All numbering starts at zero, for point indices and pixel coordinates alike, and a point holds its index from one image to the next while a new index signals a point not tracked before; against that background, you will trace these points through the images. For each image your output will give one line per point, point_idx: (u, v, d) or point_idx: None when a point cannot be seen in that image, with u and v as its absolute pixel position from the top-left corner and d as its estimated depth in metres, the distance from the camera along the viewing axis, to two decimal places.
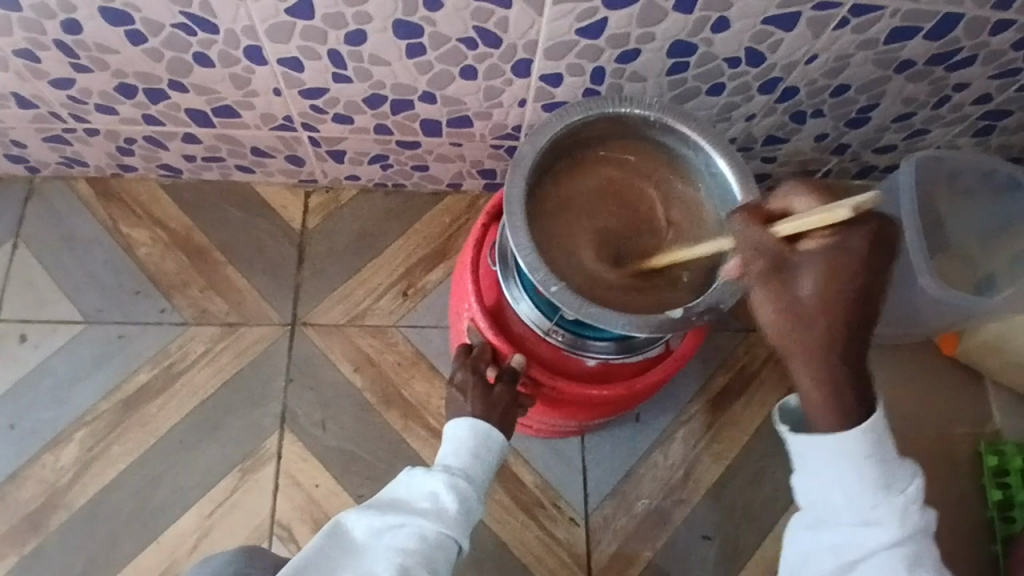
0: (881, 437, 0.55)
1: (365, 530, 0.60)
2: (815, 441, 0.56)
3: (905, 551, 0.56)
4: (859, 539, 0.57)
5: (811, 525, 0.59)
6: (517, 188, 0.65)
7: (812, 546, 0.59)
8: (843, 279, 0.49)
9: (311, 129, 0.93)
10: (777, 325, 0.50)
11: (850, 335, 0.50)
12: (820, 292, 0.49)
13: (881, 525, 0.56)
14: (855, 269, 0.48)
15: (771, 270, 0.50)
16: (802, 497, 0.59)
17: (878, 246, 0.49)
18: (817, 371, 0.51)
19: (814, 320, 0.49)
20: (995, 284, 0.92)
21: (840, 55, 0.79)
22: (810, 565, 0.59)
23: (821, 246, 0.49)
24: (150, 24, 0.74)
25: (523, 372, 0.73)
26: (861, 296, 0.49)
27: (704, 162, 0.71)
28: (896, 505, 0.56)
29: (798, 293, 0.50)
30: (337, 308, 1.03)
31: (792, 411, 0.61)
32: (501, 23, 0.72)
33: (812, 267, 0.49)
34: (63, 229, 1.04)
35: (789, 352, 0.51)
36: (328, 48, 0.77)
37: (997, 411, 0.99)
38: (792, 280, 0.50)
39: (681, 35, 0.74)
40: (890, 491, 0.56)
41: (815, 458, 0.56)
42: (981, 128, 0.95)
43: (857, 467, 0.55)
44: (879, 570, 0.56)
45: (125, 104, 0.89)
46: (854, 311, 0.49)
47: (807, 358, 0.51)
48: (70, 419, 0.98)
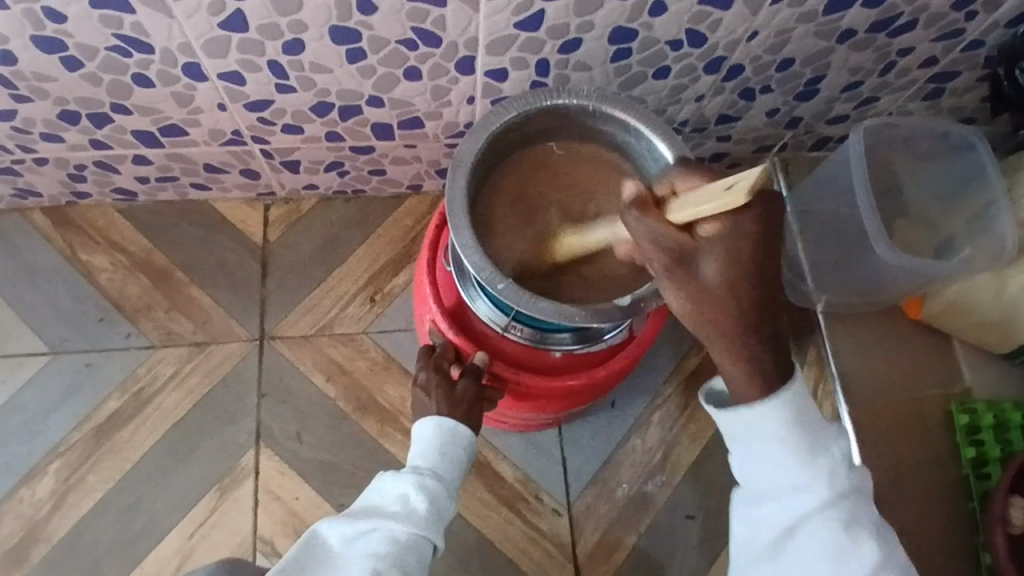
0: (802, 403, 0.56)
1: (339, 537, 0.60)
2: (739, 415, 0.57)
3: (838, 512, 0.57)
4: (792, 504, 0.58)
5: (750, 495, 0.60)
6: (458, 189, 0.65)
7: (752, 516, 0.60)
8: (742, 264, 0.50)
9: (262, 142, 0.92)
10: (687, 313, 0.52)
11: (757, 312, 0.51)
12: (721, 277, 0.50)
13: (812, 486, 0.57)
14: (749, 252, 0.50)
15: (672, 262, 0.52)
16: (737, 467, 0.61)
17: (770, 228, 0.50)
18: (736, 354, 0.53)
19: (721, 304, 0.51)
20: (954, 245, 0.93)
21: (781, 30, 0.79)
22: (753, 536, 0.60)
23: (717, 232, 0.50)
24: (84, 49, 0.73)
25: (486, 369, 0.73)
26: (755, 278, 0.50)
27: (644, 147, 0.70)
28: (824, 466, 0.57)
29: (703, 280, 0.51)
30: (305, 319, 1.03)
31: (717, 392, 0.62)
32: (438, 22, 0.72)
33: (710, 255, 0.51)
34: (20, 261, 1.02)
35: (704, 336, 0.53)
36: (267, 59, 0.76)
37: (967, 370, 1.00)
38: (694, 269, 0.51)
39: (620, 21, 0.74)
40: (817, 454, 0.57)
41: (740, 429, 0.58)
42: (931, 91, 0.96)
43: (781, 434, 0.56)
44: (817, 532, 0.57)
45: (70, 131, 0.87)
46: (751, 292, 0.51)
47: (721, 343, 0.52)
48: (43, 452, 0.97)
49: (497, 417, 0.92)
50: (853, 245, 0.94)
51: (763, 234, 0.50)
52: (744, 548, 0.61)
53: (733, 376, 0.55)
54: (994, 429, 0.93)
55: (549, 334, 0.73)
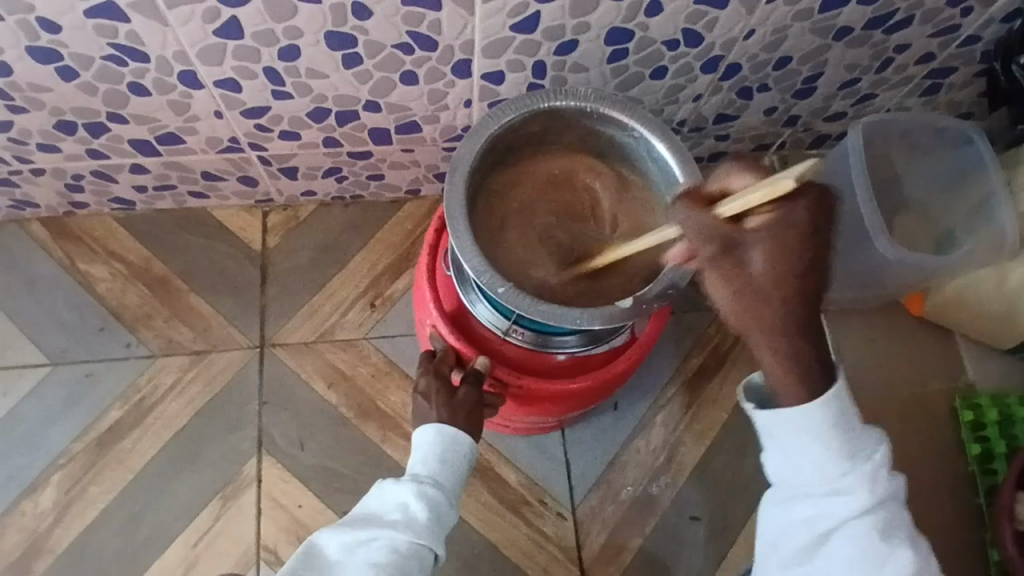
0: (846, 407, 0.56)
1: (338, 547, 0.60)
2: (782, 415, 0.57)
3: (876, 520, 0.57)
4: (829, 508, 0.58)
5: (785, 500, 0.60)
6: (457, 192, 0.65)
7: (785, 520, 0.60)
8: (792, 255, 0.48)
9: (259, 148, 0.92)
10: (731, 310, 0.50)
11: (807, 311, 0.50)
12: (768, 268, 0.49)
13: (851, 492, 0.57)
14: (801, 245, 0.48)
15: (718, 253, 0.50)
16: (773, 469, 0.60)
17: (822, 219, 0.48)
18: (779, 352, 0.51)
19: (769, 297, 0.49)
20: (955, 239, 0.93)
21: (778, 28, 0.79)
22: (784, 540, 0.60)
23: (765, 223, 0.49)
24: (79, 59, 0.73)
25: (487, 373, 0.73)
26: (805, 274, 0.48)
27: (644, 148, 0.70)
28: (865, 472, 0.57)
29: (749, 270, 0.49)
30: (305, 326, 1.03)
31: (757, 391, 0.62)
32: (434, 26, 0.72)
33: (758, 244, 0.49)
34: (19, 272, 1.02)
35: (749, 333, 0.51)
36: (263, 66, 0.76)
37: (970, 365, 1.00)
38: (742, 259, 0.49)
39: (616, 22, 0.74)
40: (857, 459, 0.57)
41: (782, 431, 0.58)
42: (928, 87, 0.95)
43: (824, 438, 0.56)
44: (853, 538, 0.57)
45: (67, 141, 0.87)
46: (804, 290, 0.49)
47: (766, 341, 0.51)
48: (45, 463, 0.96)
49: (498, 422, 0.91)
50: (854, 242, 0.94)
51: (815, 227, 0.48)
52: (774, 551, 0.61)
53: (779, 379, 0.54)
54: (999, 423, 0.94)
55: (550, 337, 0.73)
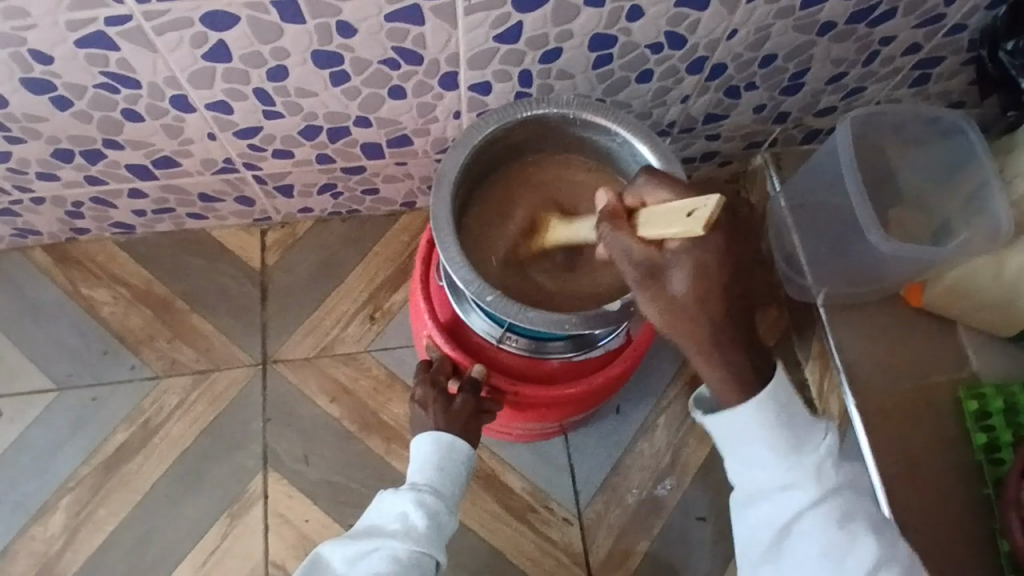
0: (784, 401, 0.57)
1: (342, 560, 0.61)
2: (724, 417, 0.58)
3: (831, 509, 0.57)
4: (782, 505, 0.58)
5: (744, 499, 0.61)
6: (443, 201, 0.66)
7: (747, 518, 0.60)
8: (710, 273, 0.51)
9: (253, 168, 0.93)
10: (663, 324, 0.53)
11: (731, 316, 0.52)
12: (690, 287, 0.51)
13: (799, 485, 0.58)
14: (718, 263, 0.51)
15: (644, 275, 0.52)
16: (732, 472, 0.61)
17: (733, 237, 0.50)
18: (715, 360, 0.54)
19: (690, 314, 0.52)
20: (952, 229, 0.92)
21: (760, 27, 0.79)
22: (751, 539, 0.60)
23: (684, 245, 0.51)
24: (72, 88, 0.74)
25: (483, 381, 0.73)
26: (724, 287, 0.51)
27: (629, 152, 0.71)
28: (810, 464, 0.58)
29: (671, 291, 0.52)
30: (306, 341, 1.04)
31: (704, 397, 0.62)
32: (418, 41, 0.72)
33: (679, 265, 0.51)
34: (23, 299, 1.04)
35: (683, 345, 0.54)
36: (252, 87, 0.77)
37: (972, 353, 0.99)
38: (666, 279, 0.52)
39: (599, 28, 0.74)
40: (802, 453, 0.58)
41: (727, 433, 0.59)
42: (917, 78, 0.95)
43: (765, 434, 0.58)
44: (811, 532, 0.57)
45: (65, 168, 0.89)
46: (723, 298, 0.52)
47: (699, 351, 0.54)
48: (54, 487, 0.97)
49: (501, 429, 0.92)
50: (848, 236, 0.94)
51: (728, 243, 0.50)
52: (745, 552, 0.61)
53: (716, 384, 0.57)
54: (1004, 412, 0.93)
55: (545, 343, 0.73)
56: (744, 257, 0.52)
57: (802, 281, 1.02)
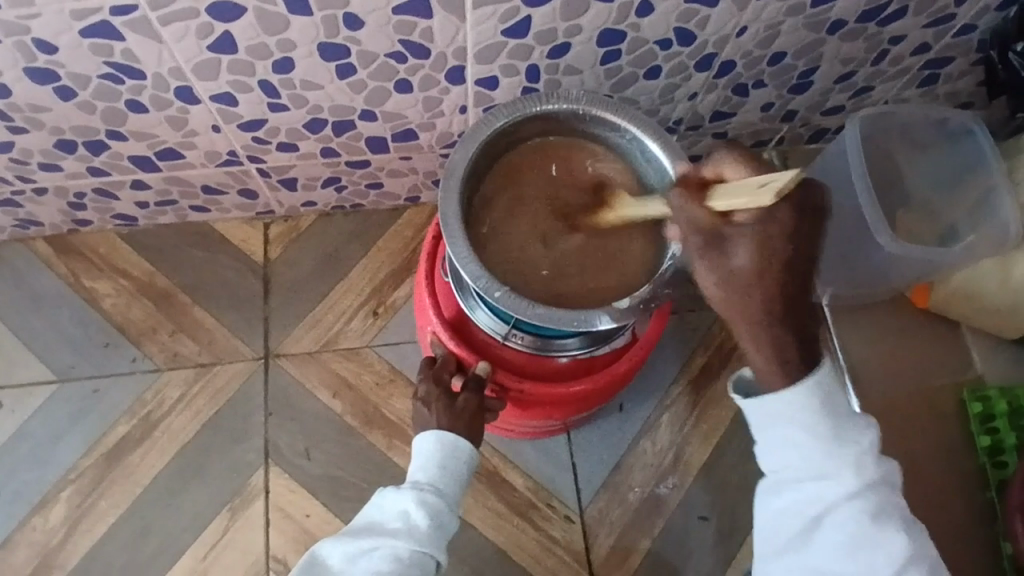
0: (830, 391, 0.57)
1: (341, 557, 0.61)
2: (769, 400, 0.57)
3: (864, 504, 0.57)
4: (817, 493, 0.58)
5: (775, 485, 0.61)
6: (452, 198, 0.66)
7: (775, 506, 0.61)
8: (774, 251, 0.49)
9: (257, 161, 0.92)
10: (718, 298, 0.52)
11: (789, 298, 0.51)
12: (752, 262, 0.50)
13: (837, 476, 0.58)
14: (785, 241, 0.49)
15: (705, 244, 0.51)
16: (765, 461, 0.61)
17: (802, 218, 0.49)
18: (760, 340, 0.53)
19: (751, 290, 0.51)
20: (959, 232, 0.91)
21: (770, 24, 0.79)
22: (776, 526, 0.61)
23: (751, 219, 0.49)
24: (77, 78, 0.74)
25: (487, 378, 0.73)
26: (789, 266, 0.50)
27: (638, 149, 0.71)
28: (849, 457, 0.58)
29: (732, 264, 0.50)
30: (309, 335, 1.03)
31: (745, 379, 0.62)
32: (426, 34, 0.72)
33: (745, 238, 0.50)
34: (26, 290, 1.03)
35: (733, 322, 0.53)
36: (258, 79, 0.77)
37: (977, 355, 0.99)
38: (727, 252, 0.51)
39: (608, 23, 0.74)
40: (842, 444, 0.58)
41: (768, 418, 0.59)
42: (926, 78, 0.95)
43: (806, 424, 0.57)
44: (842, 524, 0.57)
45: (68, 159, 0.88)
46: (785, 278, 0.50)
47: (748, 329, 0.52)
48: (55, 479, 0.97)
49: (503, 426, 0.91)
50: (854, 236, 0.93)
51: (801, 225, 0.49)
52: (767, 539, 0.62)
53: (759, 363, 0.55)
54: (1009, 415, 0.92)
55: (550, 341, 0.73)
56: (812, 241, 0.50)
57: (807, 280, 1.01)
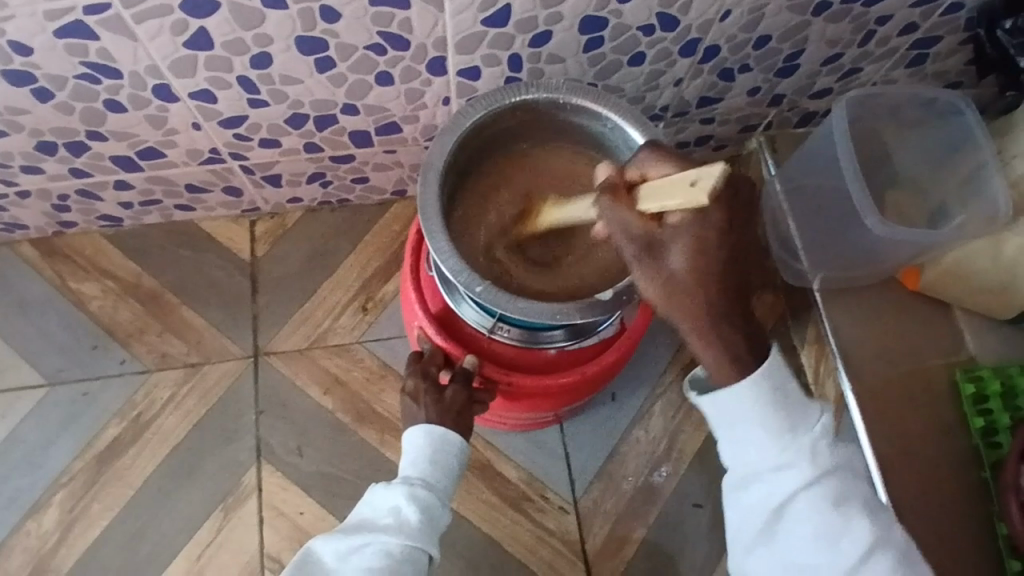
0: (778, 381, 0.57)
1: (334, 554, 0.60)
2: (718, 398, 0.58)
3: (825, 491, 0.56)
4: (777, 484, 0.57)
5: (738, 480, 0.60)
6: (430, 192, 0.65)
7: (740, 501, 0.59)
8: (708, 251, 0.51)
9: (240, 158, 0.91)
10: (659, 300, 0.54)
11: (727, 293, 0.53)
12: (689, 264, 0.51)
13: (795, 465, 0.57)
14: (718, 241, 0.51)
15: (641, 251, 0.52)
16: (726, 452, 0.60)
17: (735, 216, 0.50)
18: (707, 339, 0.55)
19: (691, 291, 0.52)
20: (949, 211, 0.91)
21: (754, 7, 0.77)
22: (742, 522, 0.59)
23: (683, 222, 0.51)
24: (53, 79, 0.73)
25: (475, 372, 0.72)
26: (725, 265, 0.52)
27: (620, 138, 0.70)
28: (803, 444, 0.57)
29: (669, 267, 0.52)
30: (298, 333, 1.03)
31: (699, 376, 0.62)
32: (404, 25, 0.71)
33: (678, 242, 0.51)
34: (12, 294, 1.02)
35: (677, 321, 0.54)
36: (236, 75, 0.76)
37: (969, 336, 0.99)
38: (662, 255, 0.52)
39: (589, 10, 0.73)
40: (795, 432, 0.57)
41: (723, 415, 0.59)
42: (914, 58, 0.94)
43: (762, 417, 0.57)
44: (805, 514, 0.56)
45: (49, 161, 0.87)
46: (722, 278, 0.52)
47: (694, 328, 0.54)
48: (47, 483, 0.97)
49: (494, 419, 0.91)
50: (844, 220, 0.92)
51: (734, 224, 0.50)
52: (736, 538, 0.60)
53: (711, 362, 0.57)
54: (1002, 395, 0.92)
55: (538, 333, 0.72)
56: (746, 238, 0.52)
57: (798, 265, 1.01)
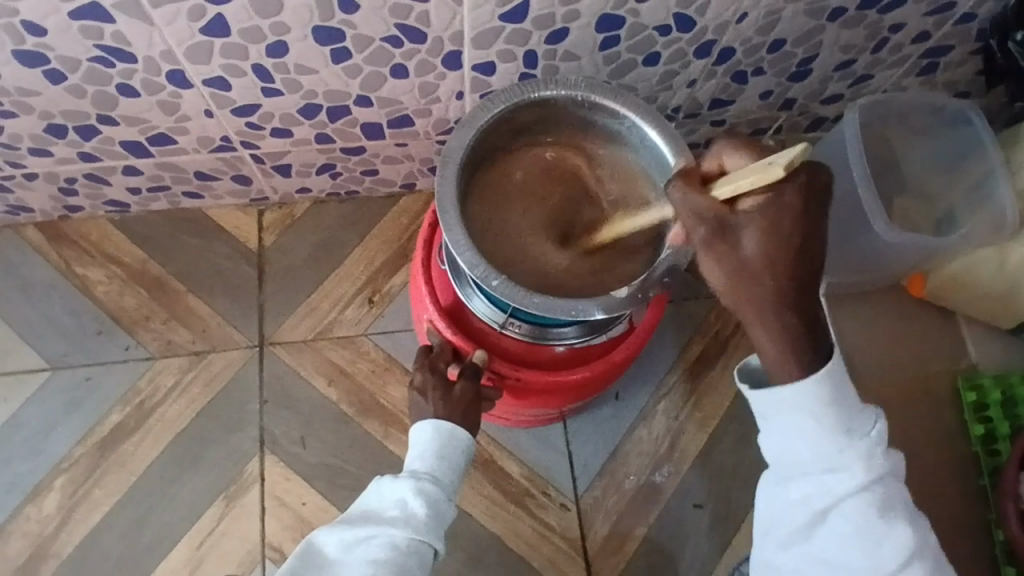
0: (838, 384, 0.55)
1: (338, 545, 0.61)
2: (775, 394, 0.55)
3: (872, 497, 0.57)
4: (826, 486, 0.58)
5: (782, 479, 0.60)
6: (449, 185, 0.65)
7: (784, 499, 0.60)
8: (784, 236, 0.50)
9: (251, 147, 0.91)
10: (725, 288, 0.52)
11: (799, 286, 0.51)
12: (760, 248, 0.50)
13: (848, 470, 0.57)
14: (794, 226, 0.50)
15: (712, 233, 0.52)
16: (769, 450, 0.60)
17: (811, 200, 0.50)
18: (774, 333, 0.52)
19: (758, 277, 0.51)
20: (955, 219, 0.92)
21: (770, 11, 0.78)
22: (781, 518, 0.61)
23: (757, 204, 0.50)
24: (66, 61, 0.73)
25: (485, 366, 0.73)
26: (798, 254, 0.50)
27: (637, 136, 0.70)
28: (861, 448, 0.57)
29: (742, 252, 0.51)
30: (304, 323, 1.02)
31: (752, 368, 0.59)
32: (422, 18, 0.71)
33: (750, 226, 0.51)
34: (16, 277, 1.02)
35: (745, 316, 0.52)
36: (251, 63, 0.75)
37: (973, 345, 0.99)
38: (735, 243, 0.51)
39: (606, 9, 0.73)
40: (852, 436, 0.56)
41: (775, 410, 0.57)
42: (925, 66, 0.94)
43: (818, 418, 0.55)
44: (850, 517, 0.57)
45: (58, 144, 0.87)
46: (796, 265, 0.51)
47: (761, 322, 0.52)
48: (47, 468, 0.96)
49: (500, 415, 0.91)
50: (852, 225, 0.93)
51: (807, 210, 0.50)
52: (770, 534, 0.62)
53: (772, 359, 0.54)
54: (1002, 404, 0.92)
55: (548, 329, 0.72)
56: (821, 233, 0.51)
57: None
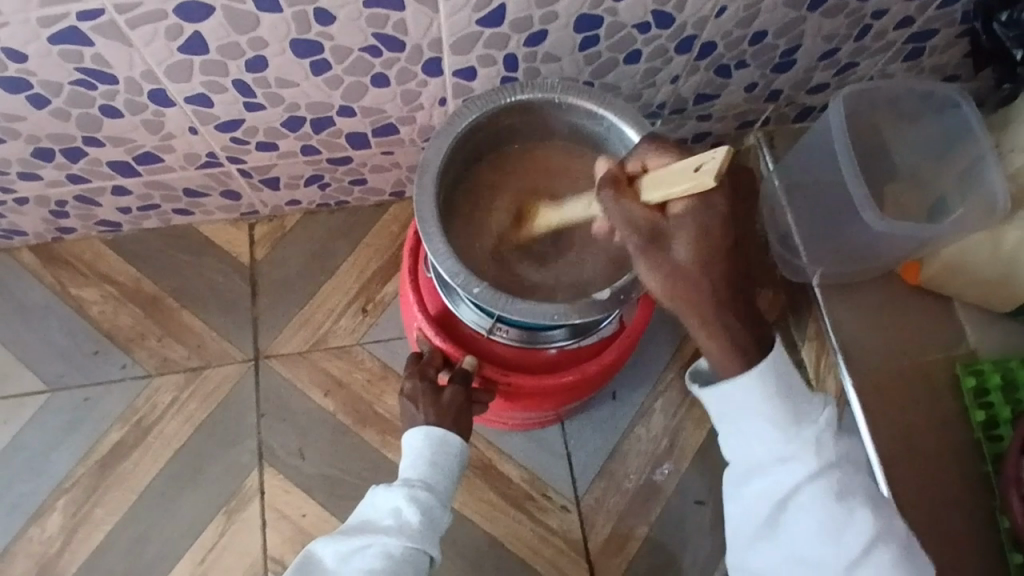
0: (780, 373, 0.58)
1: (335, 557, 0.60)
2: (722, 388, 0.59)
3: (829, 483, 0.57)
4: (779, 476, 0.58)
5: (740, 473, 0.61)
6: (426, 194, 0.65)
7: (744, 493, 0.61)
8: (712, 238, 0.51)
9: (238, 161, 0.92)
10: (664, 292, 0.53)
11: (726, 276, 0.53)
12: (692, 254, 0.52)
13: (799, 458, 0.58)
14: (723, 227, 0.51)
15: (647, 241, 0.52)
16: (727, 447, 0.62)
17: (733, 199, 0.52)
18: (707, 326, 0.54)
19: (696, 280, 0.52)
20: (948, 205, 0.91)
21: (749, 4, 0.77)
22: (747, 514, 0.60)
23: (689, 209, 0.51)
24: (48, 85, 0.73)
25: (474, 372, 0.73)
26: (726, 251, 0.52)
27: (615, 136, 0.70)
28: (808, 437, 0.58)
29: (674, 258, 0.52)
30: (299, 335, 1.03)
31: (702, 370, 0.62)
32: (399, 27, 0.71)
33: (682, 232, 0.52)
34: (11, 300, 1.02)
35: (683, 312, 0.54)
36: (232, 79, 0.76)
37: (971, 330, 0.98)
38: (667, 246, 0.52)
39: (584, 9, 0.73)
40: (800, 425, 0.58)
41: (725, 404, 0.59)
42: (911, 52, 0.93)
43: (760, 407, 0.58)
44: (807, 504, 0.57)
45: (46, 168, 0.87)
46: (725, 262, 0.52)
47: (696, 317, 0.54)
48: (49, 489, 0.97)
49: (496, 419, 0.91)
50: (843, 215, 0.92)
51: (729, 210, 0.51)
52: (738, 530, 0.61)
53: (716, 356, 0.57)
54: (1002, 388, 0.92)
55: (536, 333, 0.72)
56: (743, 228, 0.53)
57: (797, 262, 1.01)
